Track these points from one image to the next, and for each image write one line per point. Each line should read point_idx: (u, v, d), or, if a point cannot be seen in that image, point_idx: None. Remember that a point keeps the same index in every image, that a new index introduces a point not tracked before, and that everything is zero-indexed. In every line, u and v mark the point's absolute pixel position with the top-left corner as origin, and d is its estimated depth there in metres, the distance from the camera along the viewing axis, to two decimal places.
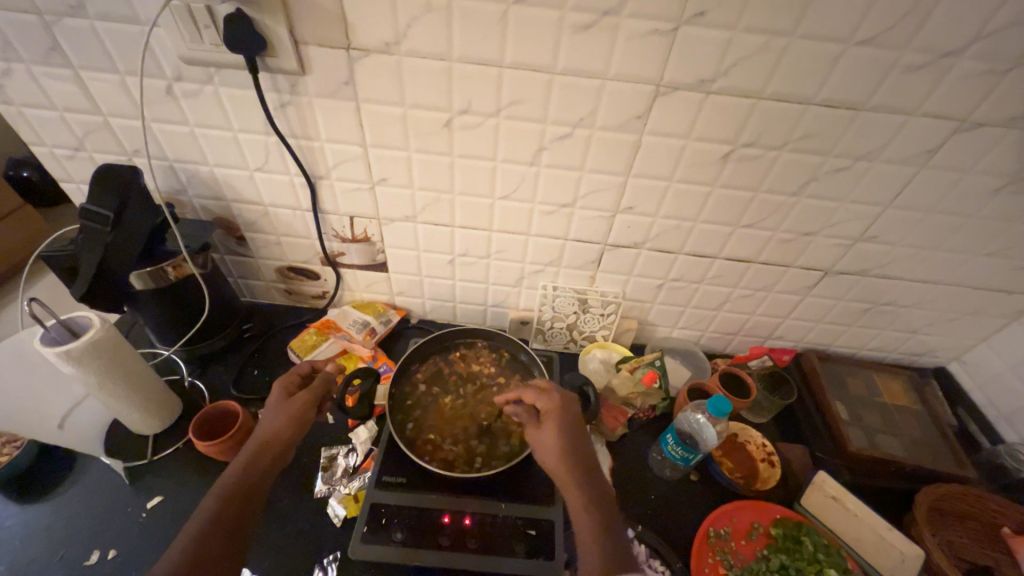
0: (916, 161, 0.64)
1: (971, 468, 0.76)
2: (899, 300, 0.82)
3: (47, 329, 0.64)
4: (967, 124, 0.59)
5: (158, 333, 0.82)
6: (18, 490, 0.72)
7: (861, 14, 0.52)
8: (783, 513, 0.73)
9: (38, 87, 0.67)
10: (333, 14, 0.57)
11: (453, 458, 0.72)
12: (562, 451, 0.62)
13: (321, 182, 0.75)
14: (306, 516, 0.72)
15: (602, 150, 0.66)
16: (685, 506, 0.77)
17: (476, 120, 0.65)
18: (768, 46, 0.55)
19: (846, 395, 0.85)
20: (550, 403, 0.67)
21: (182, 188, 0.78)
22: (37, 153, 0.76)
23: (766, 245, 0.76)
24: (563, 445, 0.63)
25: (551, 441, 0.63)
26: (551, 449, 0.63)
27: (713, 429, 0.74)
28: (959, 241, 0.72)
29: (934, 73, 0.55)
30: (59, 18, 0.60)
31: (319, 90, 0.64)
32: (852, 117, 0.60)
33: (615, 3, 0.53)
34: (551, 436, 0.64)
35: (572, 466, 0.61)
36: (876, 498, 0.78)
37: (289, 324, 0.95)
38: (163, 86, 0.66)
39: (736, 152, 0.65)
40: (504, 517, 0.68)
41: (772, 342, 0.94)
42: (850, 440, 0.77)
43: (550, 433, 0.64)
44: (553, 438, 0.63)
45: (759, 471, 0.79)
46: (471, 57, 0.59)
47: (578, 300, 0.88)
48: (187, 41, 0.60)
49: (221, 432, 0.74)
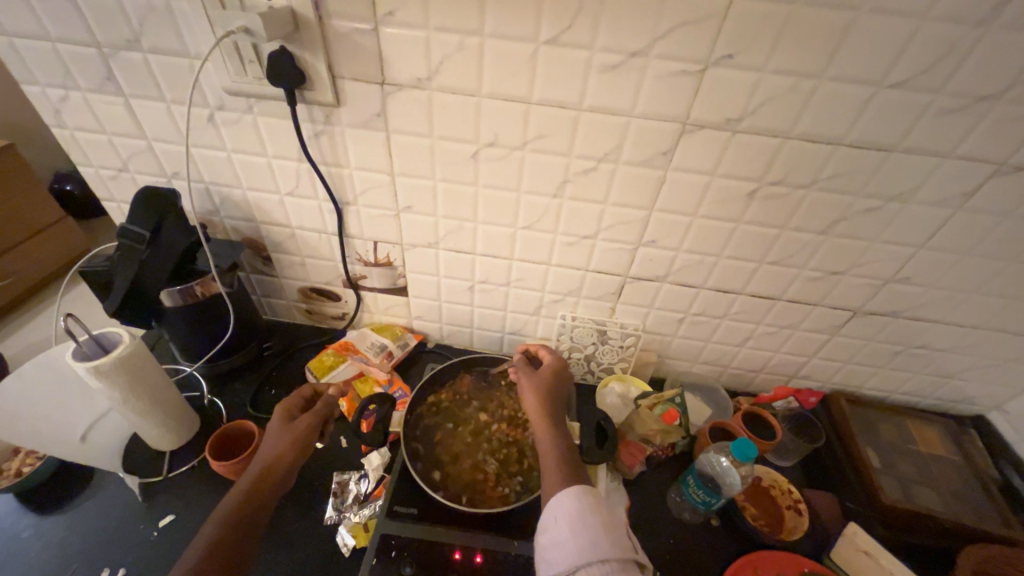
0: (951, 204, 0.62)
1: (1018, 528, 0.70)
2: (934, 344, 0.79)
3: (80, 344, 0.66)
4: (1005, 167, 0.58)
5: (183, 349, 0.84)
6: (35, 503, 0.73)
7: (893, 57, 0.52)
8: (811, 567, 0.68)
9: (91, 113, 0.71)
10: (369, 51, 0.60)
11: (487, 489, 0.71)
12: (542, 386, 0.71)
13: (348, 208, 0.77)
14: (315, 543, 0.71)
15: (625, 184, 0.67)
16: (706, 553, 0.73)
17: (502, 152, 0.66)
18: (796, 88, 0.55)
19: (878, 442, 0.81)
20: (547, 355, 0.77)
21: (215, 209, 0.81)
22: (85, 175, 0.80)
23: (792, 283, 0.75)
24: (544, 381, 0.72)
25: (536, 378, 0.72)
26: (534, 382, 0.72)
27: (738, 473, 0.70)
28: (999, 285, 0.69)
29: (969, 117, 0.55)
30: (116, 51, 0.64)
31: (352, 121, 0.66)
32: (883, 158, 0.59)
33: (644, 45, 0.54)
34: (537, 375, 0.73)
35: (548, 397, 0.69)
36: (913, 556, 0.73)
37: (308, 344, 0.96)
38: (205, 114, 0.69)
39: (762, 189, 0.64)
40: (516, 555, 0.65)
41: (797, 382, 0.91)
42: (883, 490, 0.73)
43: (539, 371, 0.74)
44: (538, 375, 0.73)
45: (785, 520, 0.75)
46: (501, 93, 0.60)
47: (597, 332, 0.87)
48: (231, 74, 0.63)
49: (236, 453, 0.75)
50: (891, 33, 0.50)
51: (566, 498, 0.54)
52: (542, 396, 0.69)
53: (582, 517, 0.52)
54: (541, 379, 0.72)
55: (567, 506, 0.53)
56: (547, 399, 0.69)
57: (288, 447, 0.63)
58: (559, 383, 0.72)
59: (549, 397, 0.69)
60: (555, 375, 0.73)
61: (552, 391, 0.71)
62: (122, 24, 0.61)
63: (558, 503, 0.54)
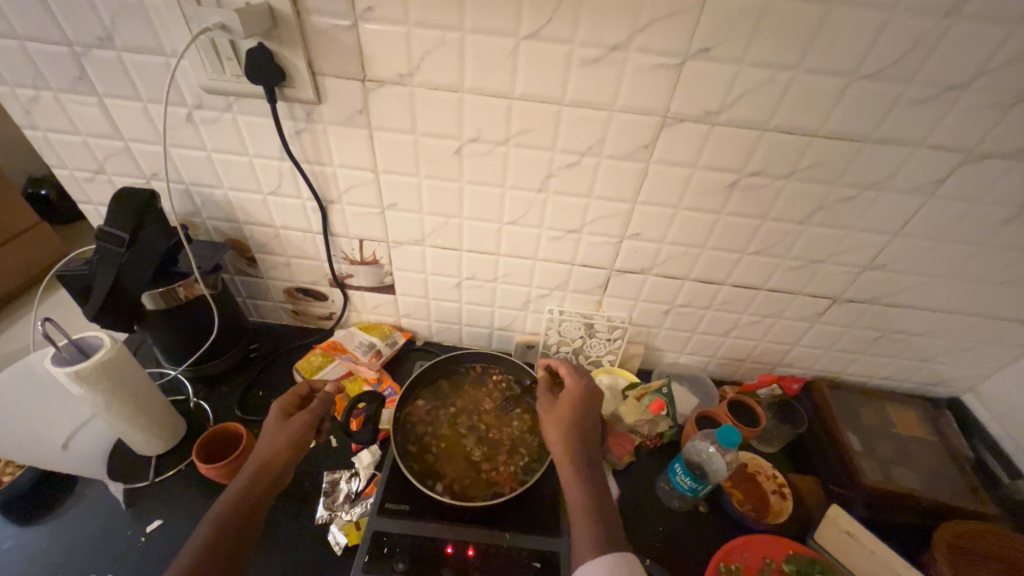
0: (923, 191, 0.64)
1: (991, 503, 0.73)
2: (910, 328, 0.81)
3: (59, 348, 0.65)
4: (972, 156, 0.60)
5: (166, 353, 0.83)
6: (16, 513, 0.71)
7: (865, 49, 0.53)
8: (796, 551, 0.70)
9: (64, 113, 0.69)
10: (350, 48, 0.59)
11: (495, 478, 0.72)
12: (566, 414, 0.67)
13: (332, 207, 0.77)
14: (305, 544, 0.71)
15: (610, 178, 0.67)
16: (693, 538, 0.75)
17: (485, 148, 0.66)
18: (772, 80, 0.56)
19: (859, 426, 0.83)
20: (569, 375, 0.73)
21: (196, 210, 0.80)
22: (59, 177, 0.78)
23: (774, 272, 0.76)
24: (569, 412, 0.68)
25: (558, 409, 0.69)
26: (557, 415, 0.68)
27: (722, 459, 0.72)
28: (969, 270, 0.71)
29: (938, 107, 0.56)
30: (88, 50, 0.62)
31: (334, 118, 0.66)
32: (857, 149, 0.61)
33: (624, 38, 0.55)
34: (559, 401, 0.70)
35: (572, 433, 0.65)
36: (893, 535, 0.76)
37: (295, 345, 0.95)
38: (184, 113, 0.68)
39: (742, 181, 0.66)
40: (508, 548, 0.65)
41: (780, 369, 0.93)
42: (864, 472, 0.75)
43: (561, 402, 0.70)
44: (562, 401, 0.69)
45: (770, 503, 0.77)
46: (481, 89, 0.61)
47: (584, 325, 0.88)
48: (209, 72, 0.62)
49: (223, 455, 0.74)
50: (862, 25, 0.51)
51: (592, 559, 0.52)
52: (567, 433, 0.65)
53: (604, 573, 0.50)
54: (563, 412, 0.68)
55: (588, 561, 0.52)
56: (572, 429, 0.66)
57: (285, 445, 0.63)
58: (585, 409, 0.69)
59: (573, 433, 0.66)
60: (581, 400, 0.69)
61: (576, 425, 0.66)
62: (94, 23, 0.60)
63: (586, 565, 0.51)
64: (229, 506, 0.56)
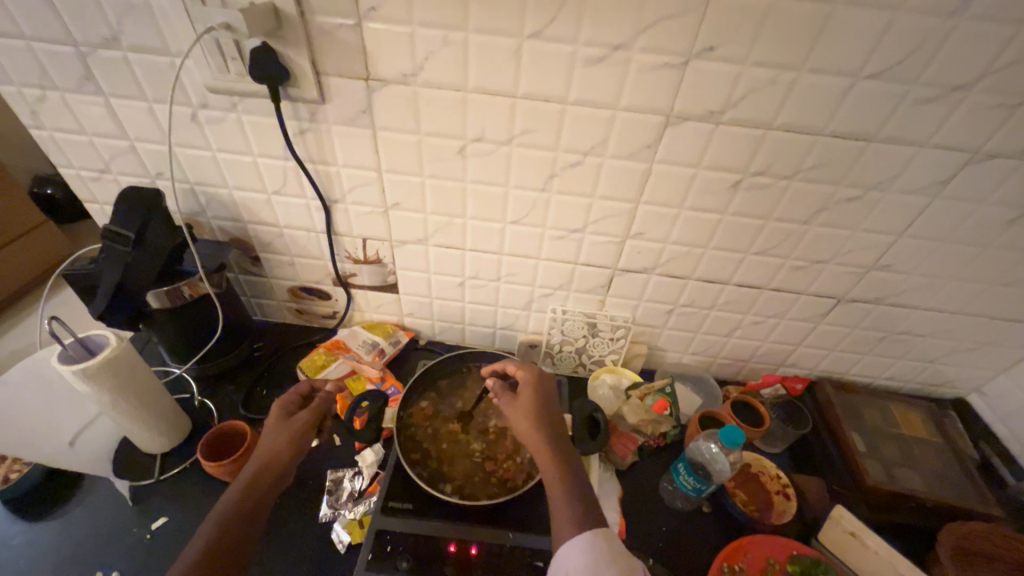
0: (929, 192, 0.63)
1: (996, 505, 0.73)
2: (914, 329, 0.81)
3: (64, 346, 0.65)
4: (979, 155, 0.59)
5: (172, 352, 0.83)
6: (24, 508, 0.72)
7: (870, 48, 0.53)
8: (799, 551, 0.69)
9: (70, 113, 0.70)
10: (354, 47, 0.59)
11: (505, 477, 0.72)
12: (531, 406, 0.68)
13: (336, 206, 0.77)
14: (309, 542, 0.71)
15: (612, 177, 0.67)
16: (696, 538, 0.75)
17: (489, 148, 0.66)
18: (775, 80, 0.56)
19: (863, 426, 0.83)
20: (521, 370, 0.74)
21: (201, 209, 0.80)
22: (65, 175, 0.78)
23: (777, 273, 0.76)
24: (532, 404, 0.68)
25: (520, 403, 0.69)
26: (521, 407, 0.68)
27: (725, 459, 0.72)
28: (975, 271, 0.71)
29: (944, 105, 0.56)
30: (94, 50, 0.63)
31: (338, 117, 0.66)
32: (862, 149, 0.60)
33: (627, 38, 0.55)
34: (520, 396, 0.70)
35: (540, 423, 0.66)
36: (895, 535, 0.75)
37: (298, 344, 0.96)
38: (189, 112, 0.68)
39: (746, 180, 0.65)
40: (511, 547, 0.65)
41: (783, 369, 0.93)
42: (868, 473, 0.75)
43: (521, 396, 0.70)
44: (523, 395, 0.70)
45: (774, 504, 0.77)
46: (484, 88, 0.61)
47: (587, 324, 0.88)
48: (215, 71, 0.62)
49: (227, 453, 0.75)
50: (867, 25, 0.51)
51: (582, 545, 0.52)
52: (534, 423, 0.66)
53: (596, 566, 0.50)
54: (527, 406, 0.68)
55: (578, 556, 0.51)
56: (539, 419, 0.66)
57: (287, 444, 0.63)
58: (547, 401, 0.69)
59: (541, 424, 0.66)
60: (541, 391, 0.70)
61: (543, 415, 0.67)
62: (100, 22, 0.60)
63: (571, 547, 0.52)
64: (233, 508, 0.56)
